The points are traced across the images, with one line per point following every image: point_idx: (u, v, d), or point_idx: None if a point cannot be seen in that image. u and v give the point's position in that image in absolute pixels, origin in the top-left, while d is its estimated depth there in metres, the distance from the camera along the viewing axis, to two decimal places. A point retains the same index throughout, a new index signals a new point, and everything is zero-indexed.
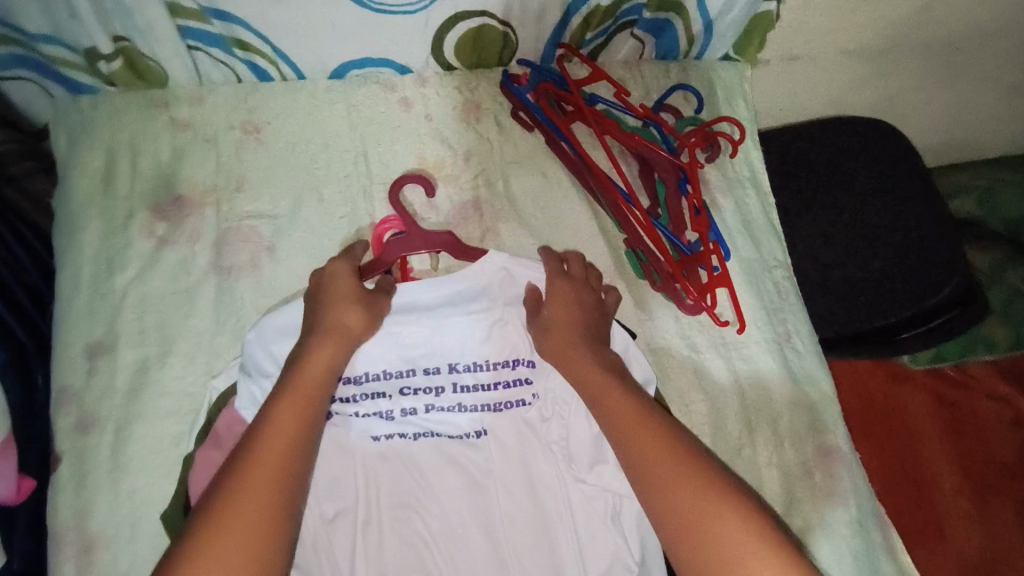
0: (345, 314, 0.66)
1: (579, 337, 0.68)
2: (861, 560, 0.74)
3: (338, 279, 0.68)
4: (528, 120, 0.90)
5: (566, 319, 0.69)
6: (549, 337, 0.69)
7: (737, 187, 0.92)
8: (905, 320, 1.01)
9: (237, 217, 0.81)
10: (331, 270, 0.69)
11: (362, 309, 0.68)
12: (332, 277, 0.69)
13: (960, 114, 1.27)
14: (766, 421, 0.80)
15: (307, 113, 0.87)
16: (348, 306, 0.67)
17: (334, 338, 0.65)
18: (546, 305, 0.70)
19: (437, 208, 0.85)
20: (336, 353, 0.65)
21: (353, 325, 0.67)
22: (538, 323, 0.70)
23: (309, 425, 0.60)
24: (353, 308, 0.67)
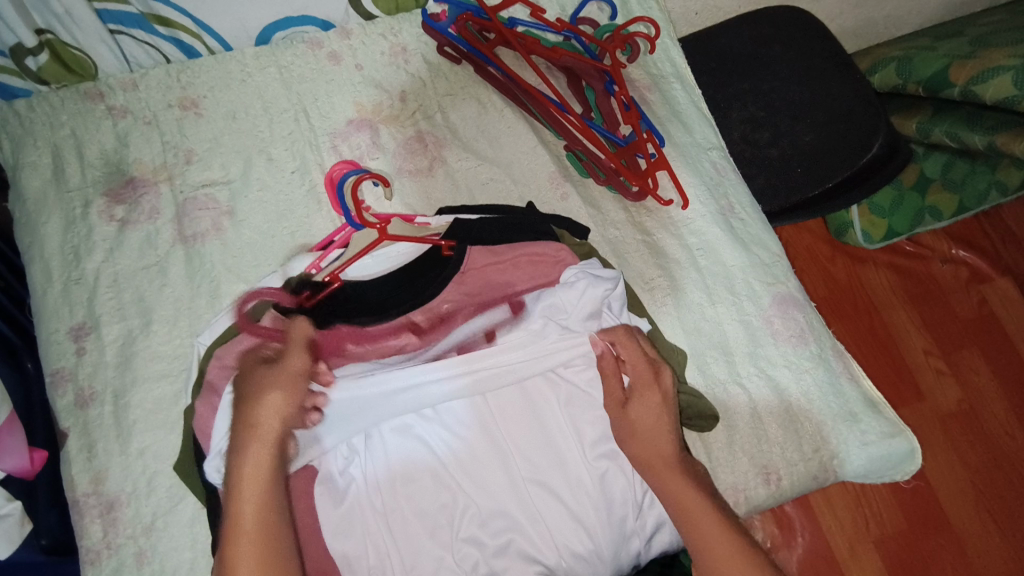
0: (263, 403, 0.64)
1: (662, 438, 0.70)
2: (826, 388, 0.81)
3: (247, 380, 0.67)
4: (454, 53, 0.93)
5: (651, 418, 0.71)
6: (635, 441, 0.71)
7: (660, 82, 0.97)
8: (843, 182, 1.07)
9: (192, 187, 0.85)
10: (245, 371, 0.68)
11: (285, 394, 0.65)
12: (248, 374, 0.67)
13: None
14: (724, 284, 0.85)
15: (241, 81, 0.89)
16: (268, 394, 0.65)
17: (259, 439, 0.63)
18: (631, 404, 0.71)
19: (383, 147, 0.89)
20: (273, 443, 0.64)
21: (273, 413, 0.64)
22: (622, 424, 0.71)
23: (269, 505, 0.61)
24: (272, 395, 0.65)
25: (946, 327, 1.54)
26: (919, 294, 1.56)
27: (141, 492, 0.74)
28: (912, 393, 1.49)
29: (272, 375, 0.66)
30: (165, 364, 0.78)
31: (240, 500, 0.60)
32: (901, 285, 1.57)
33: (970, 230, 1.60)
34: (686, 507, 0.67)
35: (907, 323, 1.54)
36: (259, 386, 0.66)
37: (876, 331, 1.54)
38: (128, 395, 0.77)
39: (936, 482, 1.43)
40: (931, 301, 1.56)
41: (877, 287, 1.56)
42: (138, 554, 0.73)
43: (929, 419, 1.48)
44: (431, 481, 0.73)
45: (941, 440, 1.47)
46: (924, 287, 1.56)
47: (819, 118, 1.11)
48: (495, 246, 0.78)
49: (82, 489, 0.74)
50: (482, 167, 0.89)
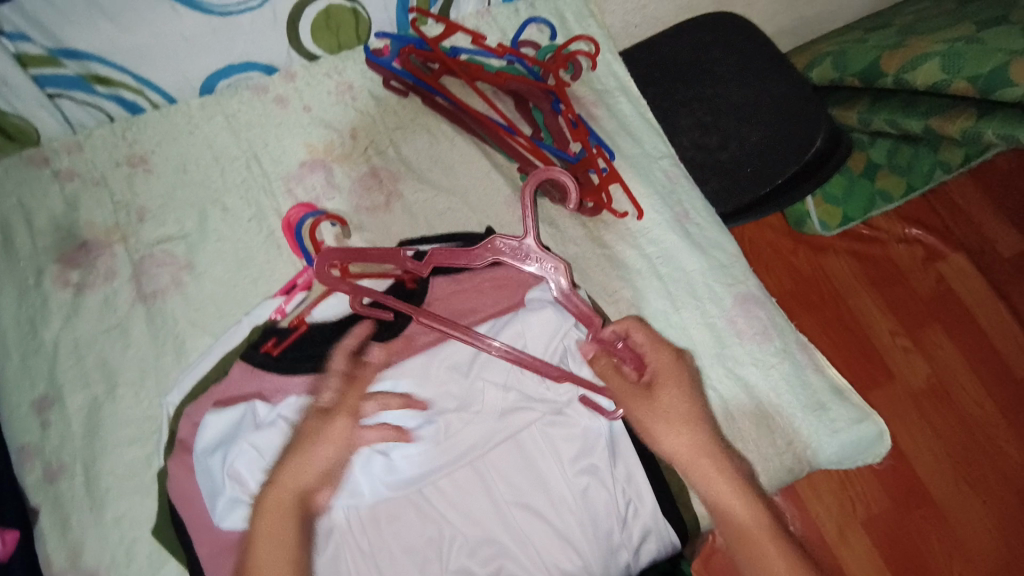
0: (298, 468, 0.69)
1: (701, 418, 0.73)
2: (793, 380, 0.83)
3: (295, 431, 0.71)
4: (401, 87, 0.94)
5: (681, 400, 0.73)
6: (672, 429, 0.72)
7: (606, 97, 1.00)
8: (794, 176, 1.12)
9: (148, 244, 0.84)
10: (300, 413, 0.72)
11: (317, 458, 0.70)
12: (297, 422, 0.71)
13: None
14: (685, 289, 0.87)
15: (189, 133, 0.89)
16: (305, 460, 0.70)
17: (281, 492, 0.68)
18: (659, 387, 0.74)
19: (338, 187, 0.89)
20: (300, 493, 0.69)
21: (308, 478, 0.69)
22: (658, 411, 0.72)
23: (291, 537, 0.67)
24: (306, 460, 0.70)
25: (909, 306, 1.59)
26: (879, 277, 1.61)
27: (120, 561, 0.73)
28: (882, 374, 1.54)
29: (319, 435, 0.71)
30: (135, 427, 0.77)
31: (257, 542, 0.65)
32: (863, 269, 1.61)
33: (920, 208, 1.65)
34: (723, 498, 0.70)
35: (872, 306, 1.59)
36: (304, 439, 0.71)
37: (843, 316, 1.58)
38: (100, 463, 0.75)
39: (914, 457, 1.47)
40: (892, 282, 1.60)
41: (838, 274, 1.61)
42: None
43: (902, 398, 1.52)
44: (417, 516, 0.75)
45: (915, 417, 1.51)
46: (885, 269, 1.61)
47: (762, 117, 1.14)
48: (457, 276, 0.79)
49: (60, 564, 0.72)
50: (439, 197, 0.90)
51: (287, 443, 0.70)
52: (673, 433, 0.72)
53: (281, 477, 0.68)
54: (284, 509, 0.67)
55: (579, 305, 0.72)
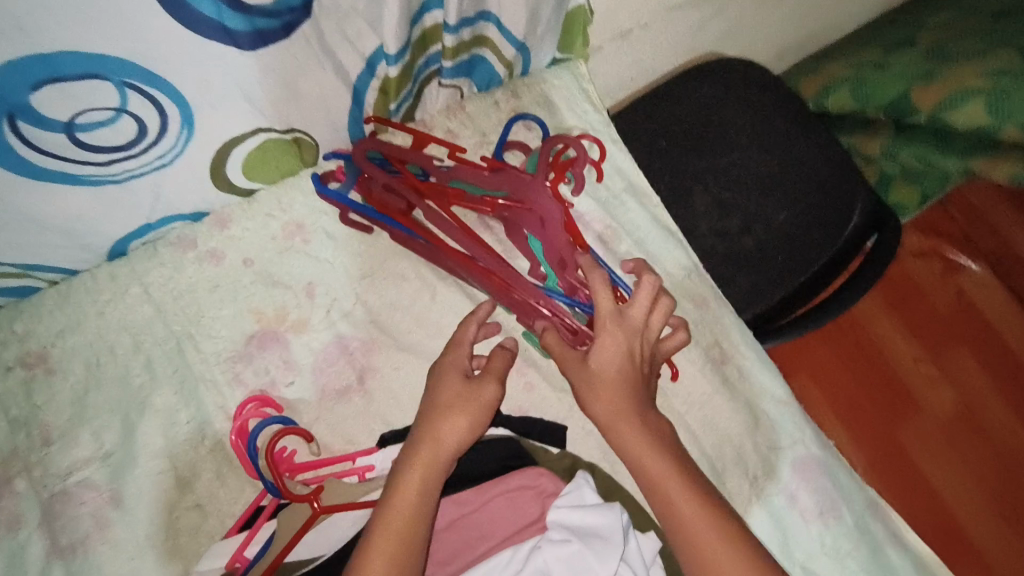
0: (448, 425, 0.60)
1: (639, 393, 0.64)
2: (872, 564, 0.70)
3: (446, 388, 0.62)
4: (363, 220, 0.76)
5: (617, 373, 0.63)
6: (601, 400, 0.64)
7: (613, 205, 0.82)
8: (835, 258, 0.94)
9: (60, 474, 0.66)
10: (437, 377, 0.63)
11: (483, 403, 0.61)
12: (440, 382, 0.63)
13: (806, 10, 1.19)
14: (733, 457, 0.72)
15: (101, 314, 0.71)
16: (447, 417, 0.60)
17: (437, 455, 0.59)
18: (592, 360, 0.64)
19: (298, 366, 0.72)
20: (462, 434, 0.60)
21: (457, 441, 0.60)
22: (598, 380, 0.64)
23: (429, 496, 0.57)
24: (454, 417, 0.60)
25: (931, 326, 1.42)
26: (898, 299, 1.44)
27: None
28: (909, 406, 1.36)
29: (468, 398, 0.61)
30: None
31: (395, 497, 0.56)
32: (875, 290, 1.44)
33: (933, 219, 1.47)
34: (659, 485, 0.62)
35: (888, 330, 1.42)
36: (451, 399, 0.61)
37: (857, 344, 1.41)
38: None
39: (950, 496, 1.31)
40: (910, 302, 1.43)
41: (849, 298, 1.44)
42: None
43: (933, 430, 1.35)
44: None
45: (952, 455, 1.34)
46: (899, 288, 1.44)
47: (790, 191, 0.97)
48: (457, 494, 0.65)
49: None
50: (423, 365, 0.72)
51: (447, 401, 0.61)
52: (610, 400, 0.64)
53: (439, 434, 0.59)
54: (434, 473, 0.58)
55: (554, 237, 0.73)
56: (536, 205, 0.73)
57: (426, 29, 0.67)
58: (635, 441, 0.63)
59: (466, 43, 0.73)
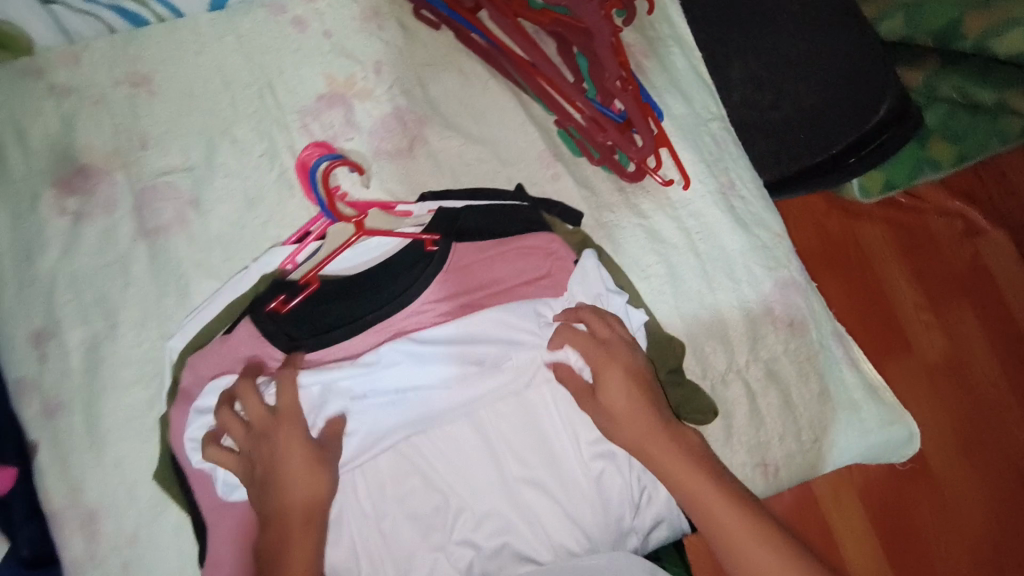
0: (298, 488, 0.62)
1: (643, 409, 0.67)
2: (825, 375, 0.80)
3: (287, 450, 0.63)
4: (432, 17, 0.84)
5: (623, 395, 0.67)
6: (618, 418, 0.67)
7: (658, 45, 0.89)
8: (852, 144, 1.00)
9: (151, 174, 0.78)
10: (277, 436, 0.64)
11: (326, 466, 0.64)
12: (284, 445, 0.64)
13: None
14: (723, 269, 0.81)
15: (197, 54, 0.81)
16: (290, 467, 0.63)
17: (303, 517, 0.61)
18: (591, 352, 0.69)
19: (358, 126, 0.82)
20: (323, 487, 0.63)
21: (319, 496, 0.63)
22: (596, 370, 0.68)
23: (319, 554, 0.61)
24: (297, 473, 0.63)
25: (935, 283, 1.29)
26: (913, 245, 1.30)
27: (121, 502, 0.71)
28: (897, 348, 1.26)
29: (317, 460, 0.64)
30: (136, 369, 0.74)
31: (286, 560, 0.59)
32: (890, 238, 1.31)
33: (970, 176, 1.31)
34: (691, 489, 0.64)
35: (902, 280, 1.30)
36: (287, 458, 0.63)
37: (872, 288, 1.29)
38: (100, 402, 0.73)
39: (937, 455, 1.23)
40: (923, 255, 1.29)
41: (871, 243, 1.30)
42: (124, 564, 0.71)
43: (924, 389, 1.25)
44: (421, 483, 0.72)
45: (935, 414, 1.23)
46: (915, 240, 1.31)
47: (828, 77, 1.00)
48: (481, 240, 0.73)
49: (59, 504, 0.71)
50: (466, 146, 0.82)
51: (287, 433, 0.64)
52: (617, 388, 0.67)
53: (292, 491, 0.62)
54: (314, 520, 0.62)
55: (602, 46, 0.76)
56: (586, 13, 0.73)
57: None
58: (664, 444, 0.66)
59: None
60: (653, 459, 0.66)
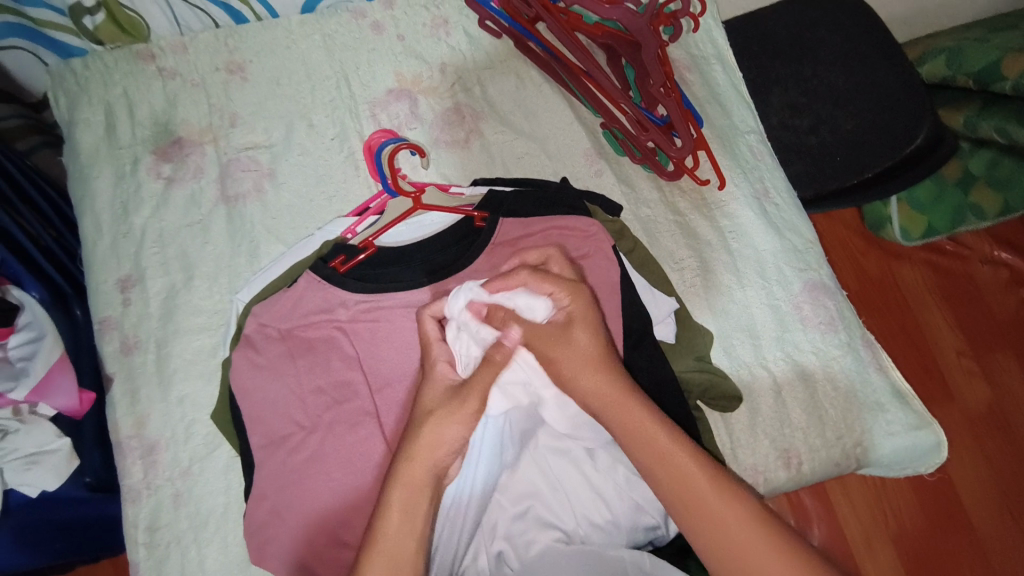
0: (435, 437, 0.55)
1: (603, 367, 0.57)
2: (852, 375, 0.81)
3: (424, 407, 0.58)
4: (495, 27, 0.92)
5: (591, 346, 0.58)
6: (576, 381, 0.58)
7: (701, 63, 0.97)
8: (886, 171, 1.01)
9: (236, 149, 0.87)
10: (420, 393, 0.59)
11: (461, 422, 0.56)
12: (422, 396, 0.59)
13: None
14: (754, 267, 0.85)
15: (286, 48, 0.91)
16: (438, 424, 0.56)
17: (411, 484, 0.54)
18: (561, 298, 0.60)
19: (421, 118, 0.90)
20: (448, 446, 0.55)
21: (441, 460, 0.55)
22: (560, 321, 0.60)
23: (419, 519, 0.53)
24: (443, 426, 0.56)
25: (982, 331, 1.28)
26: (956, 292, 1.30)
27: (179, 438, 0.76)
28: (940, 393, 1.24)
29: (452, 411, 0.56)
30: (205, 318, 0.81)
31: (382, 513, 0.53)
32: (936, 284, 1.31)
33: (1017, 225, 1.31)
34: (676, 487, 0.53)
35: (947, 326, 1.28)
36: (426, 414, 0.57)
37: (915, 333, 1.28)
38: (170, 345, 0.80)
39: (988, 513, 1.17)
40: (969, 303, 1.29)
41: (914, 287, 1.30)
42: (175, 496, 0.74)
43: (967, 436, 1.22)
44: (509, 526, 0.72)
45: (978, 461, 1.21)
46: (962, 288, 1.30)
47: (867, 104, 1.03)
48: (525, 218, 0.79)
49: (126, 433, 0.76)
50: (519, 142, 0.91)
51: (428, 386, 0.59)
52: (577, 335, 0.58)
53: (413, 451, 0.55)
54: (422, 488, 0.54)
55: (648, 55, 0.81)
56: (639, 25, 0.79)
57: None
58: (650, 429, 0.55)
59: None
60: (634, 448, 0.55)
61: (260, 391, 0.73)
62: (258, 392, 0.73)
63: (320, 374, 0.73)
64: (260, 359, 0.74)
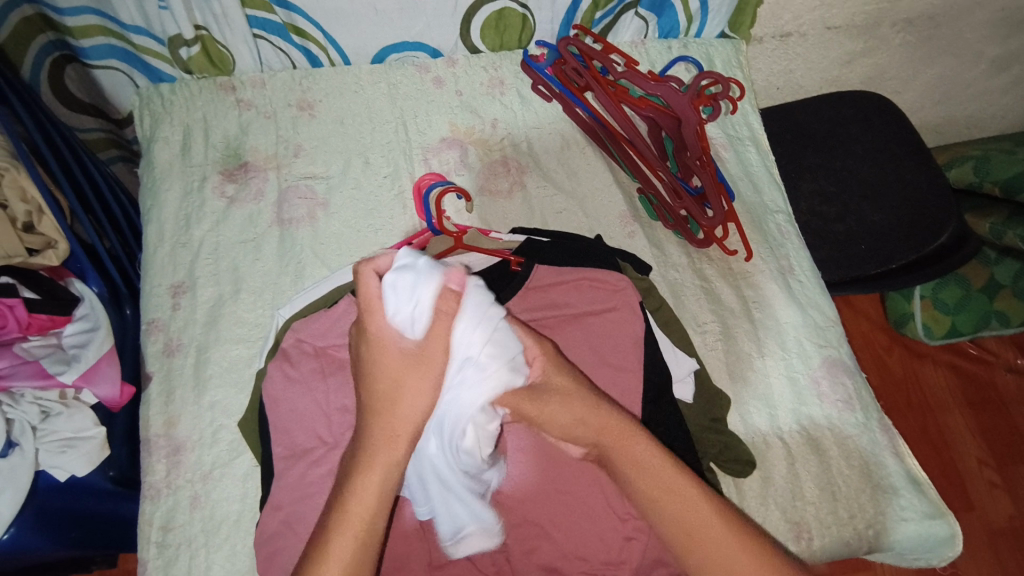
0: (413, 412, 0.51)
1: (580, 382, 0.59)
2: (867, 455, 0.81)
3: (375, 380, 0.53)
4: (547, 92, 1.01)
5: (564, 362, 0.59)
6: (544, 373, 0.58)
7: (737, 143, 1.02)
8: (908, 265, 1.01)
9: (295, 177, 0.94)
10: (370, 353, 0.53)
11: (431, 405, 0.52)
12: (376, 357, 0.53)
13: (982, 94, 1.24)
14: (775, 338, 0.88)
15: (353, 92, 0.99)
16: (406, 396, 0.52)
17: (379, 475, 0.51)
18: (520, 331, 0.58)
19: (469, 166, 0.97)
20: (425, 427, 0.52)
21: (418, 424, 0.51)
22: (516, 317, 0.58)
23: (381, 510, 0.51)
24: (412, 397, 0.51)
25: (1005, 441, 1.26)
26: (980, 401, 1.29)
27: (204, 441, 0.79)
28: (959, 500, 1.21)
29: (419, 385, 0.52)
30: (245, 330, 0.85)
31: (349, 511, 0.50)
32: (959, 388, 1.30)
33: None
34: (689, 529, 0.54)
35: (969, 433, 1.27)
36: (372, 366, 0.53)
37: (935, 435, 1.27)
38: (210, 352, 0.84)
39: None
40: (992, 410, 1.28)
41: (935, 388, 1.30)
42: (192, 499, 0.76)
43: (988, 549, 1.18)
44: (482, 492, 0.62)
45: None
46: (985, 395, 1.29)
47: (897, 199, 1.05)
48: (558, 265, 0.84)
49: (154, 430, 0.79)
50: (559, 198, 0.96)
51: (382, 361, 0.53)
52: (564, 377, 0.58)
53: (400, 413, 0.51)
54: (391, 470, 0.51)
55: (689, 129, 0.87)
56: (682, 103, 0.86)
57: None
58: (669, 482, 0.56)
59: None
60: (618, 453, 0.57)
61: (287, 404, 0.76)
62: (285, 403, 0.75)
63: (346, 394, 0.75)
64: (292, 373, 0.76)
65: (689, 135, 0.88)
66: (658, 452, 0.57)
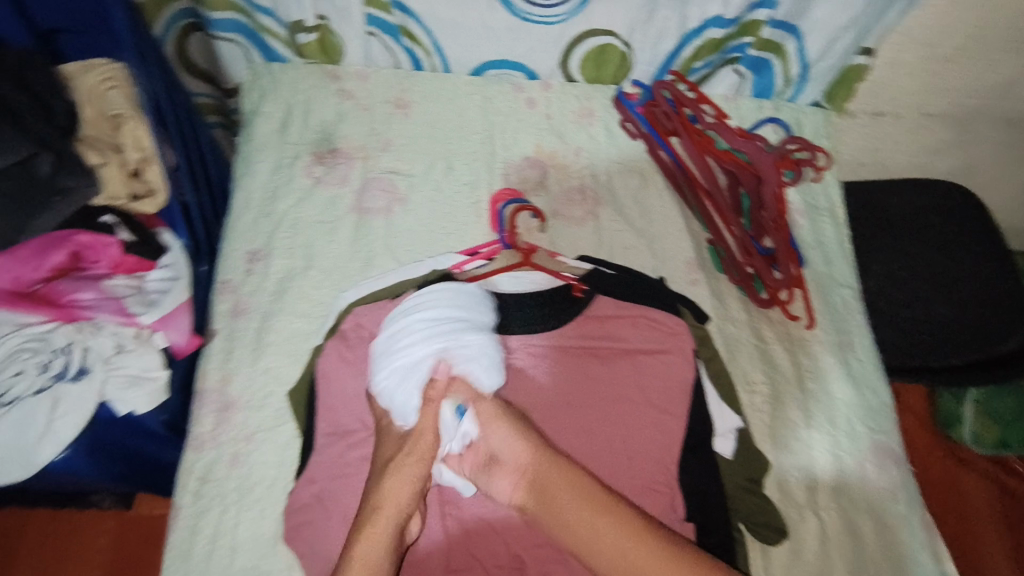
0: (393, 489, 0.64)
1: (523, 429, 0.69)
2: (904, 550, 0.79)
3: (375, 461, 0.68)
4: (634, 130, 1.03)
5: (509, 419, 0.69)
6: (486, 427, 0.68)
7: (814, 212, 1.02)
8: (966, 363, 0.98)
9: (381, 170, 0.98)
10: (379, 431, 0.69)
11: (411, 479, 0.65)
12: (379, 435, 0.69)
13: None
14: (825, 411, 0.86)
15: (449, 99, 1.03)
16: (387, 478, 0.65)
17: (374, 531, 0.62)
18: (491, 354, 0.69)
19: (546, 189, 0.99)
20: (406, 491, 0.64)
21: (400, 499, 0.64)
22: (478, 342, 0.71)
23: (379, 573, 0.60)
24: (390, 477, 0.64)
25: None
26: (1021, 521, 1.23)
27: (253, 404, 0.81)
28: None
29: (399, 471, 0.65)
30: (308, 305, 0.88)
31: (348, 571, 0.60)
32: (1001, 503, 1.24)
33: None
34: (600, 547, 0.61)
35: (1005, 553, 1.20)
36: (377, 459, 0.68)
37: (968, 545, 1.21)
38: (272, 320, 0.87)
39: None
40: None
41: (974, 498, 1.25)
42: (233, 456, 0.79)
43: None
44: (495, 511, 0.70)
45: None
46: None
47: (972, 296, 1.02)
48: (619, 299, 0.84)
49: (210, 383, 0.82)
50: (628, 234, 0.97)
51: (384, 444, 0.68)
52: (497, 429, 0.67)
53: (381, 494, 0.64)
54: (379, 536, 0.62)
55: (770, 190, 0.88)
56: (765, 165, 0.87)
57: (752, 19, 0.96)
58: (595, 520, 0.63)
59: (769, 42, 0.99)
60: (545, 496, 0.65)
61: (338, 383, 0.78)
62: (336, 380, 0.78)
63: None
64: (349, 354, 0.79)
65: (768, 196, 0.89)
66: (581, 487, 0.64)
